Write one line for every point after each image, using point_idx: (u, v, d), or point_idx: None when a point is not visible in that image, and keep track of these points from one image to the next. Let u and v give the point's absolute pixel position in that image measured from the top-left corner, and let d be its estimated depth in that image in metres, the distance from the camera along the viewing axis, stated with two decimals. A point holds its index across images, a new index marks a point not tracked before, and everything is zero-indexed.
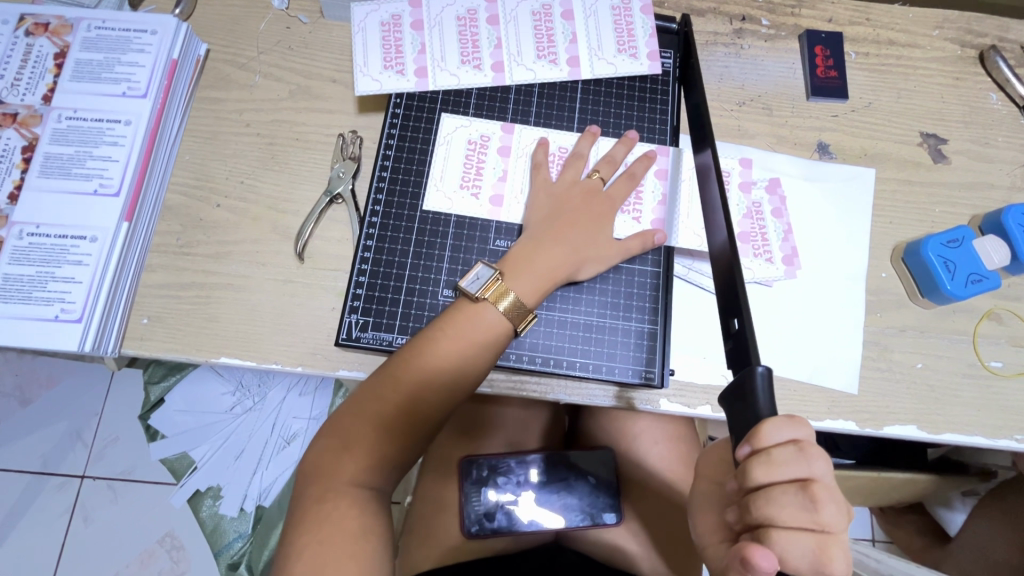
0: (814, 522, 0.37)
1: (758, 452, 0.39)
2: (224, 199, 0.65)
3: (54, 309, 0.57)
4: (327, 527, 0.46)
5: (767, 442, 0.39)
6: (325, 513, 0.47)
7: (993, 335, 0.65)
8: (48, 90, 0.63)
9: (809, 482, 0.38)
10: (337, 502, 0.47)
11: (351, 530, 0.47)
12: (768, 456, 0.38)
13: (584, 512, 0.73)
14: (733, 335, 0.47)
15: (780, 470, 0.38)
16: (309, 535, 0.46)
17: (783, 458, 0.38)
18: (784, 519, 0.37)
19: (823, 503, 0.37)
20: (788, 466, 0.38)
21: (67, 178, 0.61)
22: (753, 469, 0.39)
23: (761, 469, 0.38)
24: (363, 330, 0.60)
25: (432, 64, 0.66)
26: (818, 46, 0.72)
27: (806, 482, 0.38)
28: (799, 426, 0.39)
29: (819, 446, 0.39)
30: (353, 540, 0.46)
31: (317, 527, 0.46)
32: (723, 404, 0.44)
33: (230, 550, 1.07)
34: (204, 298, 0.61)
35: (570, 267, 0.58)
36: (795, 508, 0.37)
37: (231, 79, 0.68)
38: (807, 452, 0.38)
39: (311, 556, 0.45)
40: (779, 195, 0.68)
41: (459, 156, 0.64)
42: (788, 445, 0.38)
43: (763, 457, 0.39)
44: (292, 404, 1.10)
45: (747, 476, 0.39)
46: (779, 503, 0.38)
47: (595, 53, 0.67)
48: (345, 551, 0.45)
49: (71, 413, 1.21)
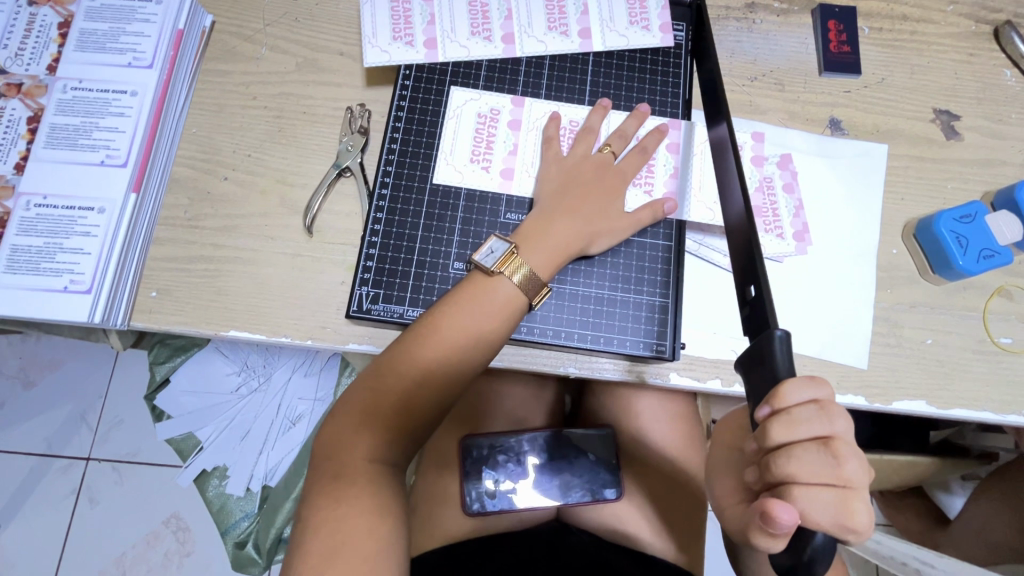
0: (836, 477, 0.38)
1: (777, 412, 0.39)
2: (231, 172, 0.64)
3: (63, 281, 0.57)
4: (344, 501, 0.46)
5: (786, 403, 0.39)
6: (342, 489, 0.47)
7: (1003, 311, 0.65)
8: (53, 61, 0.62)
9: (829, 439, 0.38)
10: (354, 478, 0.48)
11: (368, 505, 0.47)
12: (790, 415, 0.39)
13: (585, 489, 0.74)
14: (750, 303, 0.47)
15: (802, 428, 0.38)
16: (325, 509, 0.46)
17: (805, 416, 0.39)
18: (805, 476, 0.38)
19: (844, 459, 0.38)
20: (809, 424, 0.39)
21: (73, 149, 0.61)
22: (774, 428, 0.39)
23: (782, 428, 0.39)
24: (374, 302, 0.60)
25: (441, 35, 0.65)
26: (831, 21, 0.72)
27: (827, 439, 0.39)
28: (820, 386, 0.39)
29: (840, 405, 0.40)
30: (370, 514, 0.46)
31: (334, 502, 0.46)
32: (740, 371, 0.44)
33: (236, 530, 1.07)
34: (212, 271, 0.61)
35: (583, 240, 0.58)
36: (816, 464, 0.38)
37: (238, 52, 0.67)
38: (826, 410, 0.39)
39: (328, 530, 0.45)
40: (791, 170, 0.67)
41: (469, 129, 0.64)
42: (809, 404, 0.39)
43: (784, 416, 0.39)
44: (297, 385, 1.10)
45: (768, 436, 0.39)
46: (801, 459, 0.38)
47: (607, 25, 0.66)
48: (361, 525, 0.45)
49: (76, 395, 1.21)
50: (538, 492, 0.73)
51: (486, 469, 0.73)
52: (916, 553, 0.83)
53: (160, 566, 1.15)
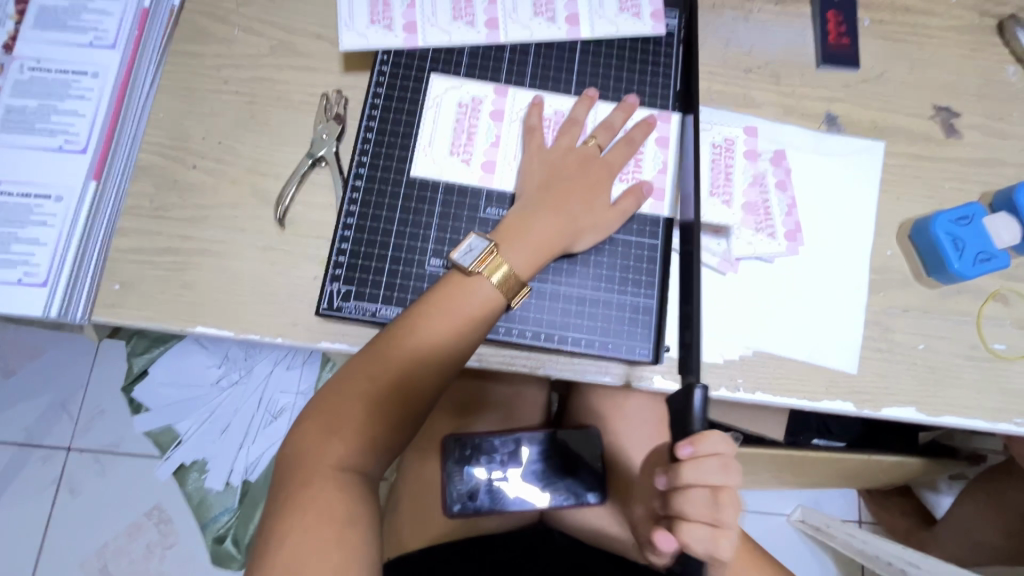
0: (713, 518, 0.47)
1: (693, 458, 0.47)
2: (200, 160, 0.61)
3: (18, 273, 0.55)
4: (311, 506, 0.44)
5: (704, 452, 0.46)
6: (309, 498, 0.44)
7: (998, 316, 0.63)
8: (10, 39, 0.59)
9: (720, 490, 0.47)
10: (323, 486, 0.45)
11: (337, 514, 0.44)
12: (700, 463, 0.47)
13: (568, 492, 0.72)
14: (686, 345, 0.55)
15: (707, 476, 0.47)
16: (289, 519, 0.44)
17: (710, 467, 0.47)
18: (693, 513, 0.47)
19: (724, 505, 0.47)
20: (713, 474, 0.47)
21: (31, 134, 0.58)
22: (685, 471, 0.47)
23: (690, 472, 0.47)
24: (346, 299, 0.57)
25: (422, 19, 0.62)
26: (830, 11, 0.69)
27: (717, 488, 0.47)
28: (727, 445, 0.48)
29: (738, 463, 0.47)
30: (338, 524, 0.44)
31: (300, 511, 0.44)
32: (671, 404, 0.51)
33: (216, 524, 1.06)
34: (179, 265, 0.58)
35: (566, 237, 0.56)
36: (701, 502, 0.47)
37: (208, 33, 0.64)
38: (726, 467, 0.47)
39: (294, 542, 0.43)
40: (785, 167, 0.65)
41: (449, 119, 0.61)
42: (715, 457, 0.47)
43: (693, 463, 0.47)
44: (279, 378, 1.07)
45: (679, 475, 0.47)
46: (694, 496, 0.47)
47: (596, 11, 0.63)
48: (329, 537, 0.43)
49: (53, 384, 1.19)
50: (520, 492, 0.71)
51: (468, 467, 0.71)
52: (902, 558, 0.82)
53: (140, 560, 1.13)
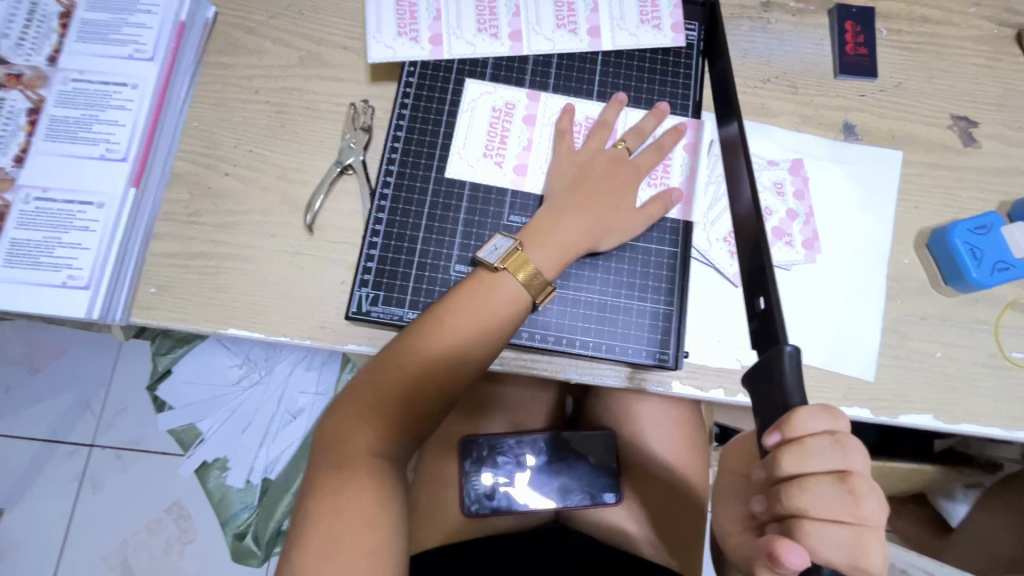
0: (853, 515, 0.37)
1: (789, 441, 0.39)
2: (232, 167, 0.63)
3: (62, 276, 0.57)
4: (345, 496, 0.46)
5: (799, 432, 0.38)
6: (343, 484, 0.46)
7: (1016, 325, 0.64)
8: (54, 51, 0.62)
9: (847, 473, 0.38)
10: (356, 473, 0.47)
11: (371, 501, 0.46)
12: (801, 446, 0.38)
13: (584, 492, 0.73)
14: (758, 315, 0.47)
15: (813, 461, 0.38)
16: (325, 503, 0.46)
17: (818, 448, 0.38)
18: (819, 511, 0.37)
19: (863, 497, 0.37)
20: (821, 456, 0.38)
21: (73, 142, 0.60)
22: (785, 458, 0.39)
23: (793, 458, 0.38)
24: (373, 304, 0.59)
25: (447, 31, 0.64)
26: (848, 22, 0.69)
27: (844, 473, 0.38)
28: (835, 417, 0.39)
29: (856, 438, 0.39)
30: (371, 510, 0.46)
31: (335, 497, 0.46)
32: (745, 386, 0.43)
33: (236, 521, 1.08)
34: (212, 269, 0.60)
35: (593, 236, 0.57)
36: (831, 499, 0.37)
37: (241, 44, 0.66)
38: (842, 443, 0.38)
39: (330, 526, 0.44)
40: (802, 176, 0.66)
41: (483, 124, 0.63)
42: (823, 435, 0.38)
43: (796, 446, 0.38)
44: (298, 379, 1.10)
45: (778, 465, 0.39)
46: (814, 493, 0.38)
47: (617, 23, 0.65)
48: (363, 521, 0.45)
49: (79, 382, 1.22)
50: (535, 491, 0.72)
51: (484, 468, 0.73)
52: (916, 564, 0.82)
53: (161, 555, 1.16)
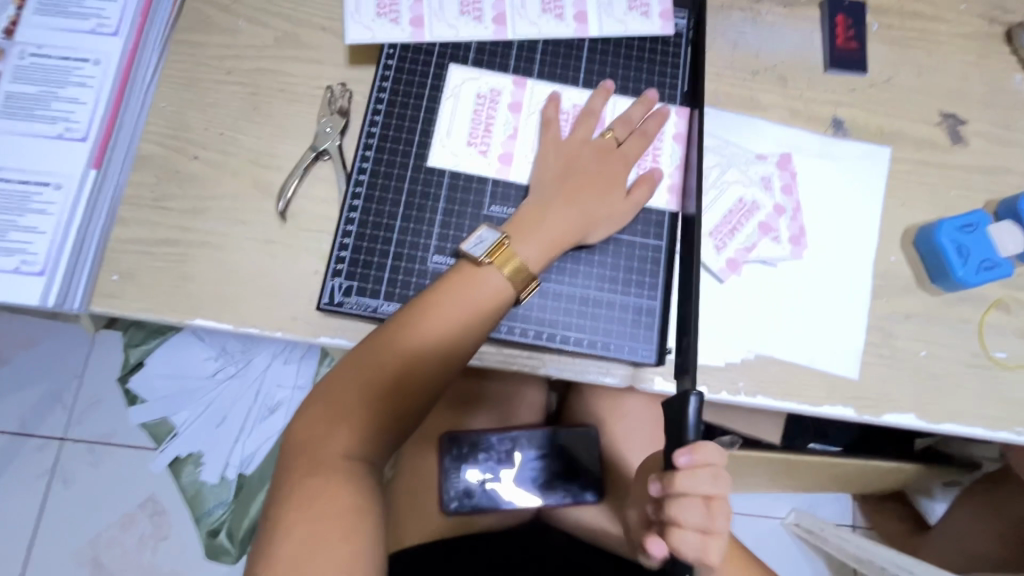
0: (706, 527, 0.46)
1: (682, 467, 0.44)
2: (201, 151, 0.60)
3: (15, 261, 0.54)
4: (319, 504, 0.43)
5: (694, 462, 0.43)
6: (317, 489, 0.44)
7: (1001, 325, 0.63)
8: (11, 24, 0.58)
9: (712, 498, 0.45)
10: (331, 477, 0.45)
11: (345, 506, 0.44)
12: (690, 472, 0.44)
13: (566, 491, 0.72)
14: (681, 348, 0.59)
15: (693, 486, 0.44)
16: (297, 510, 0.43)
17: (699, 476, 0.44)
18: (685, 523, 0.45)
19: (716, 514, 0.46)
20: (701, 482, 0.44)
21: (30, 120, 0.57)
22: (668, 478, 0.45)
23: (676, 479, 0.45)
24: (347, 295, 0.57)
25: (428, 14, 0.61)
26: (839, 15, 0.68)
27: (711, 498, 0.45)
28: (718, 451, 0.45)
29: (727, 472, 0.45)
30: (345, 515, 0.43)
31: (308, 503, 0.43)
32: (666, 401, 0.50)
33: (211, 517, 1.06)
34: (179, 256, 0.58)
35: (580, 229, 0.56)
36: (695, 513, 0.45)
37: (213, 22, 0.63)
38: (717, 474, 0.45)
39: (303, 534, 0.42)
40: (790, 171, 0.65)
41: (467, 111, 0.61)
42: (706, 467, 0.44)
43: (688, 470, 0.44)
44: (277, 372, 1.06)
45: (668, 483, 0.45)
46: (684, 506, 0.45)
47: (604, 10, 0.63)
48: (337, 529, 0.43)
49: (48, 373, 1.18)
50: (519, 490, 0.70)
51: (465, 465, 0.71)
52: (896, 561, 0.82)
53: (132, 552, 1.12)
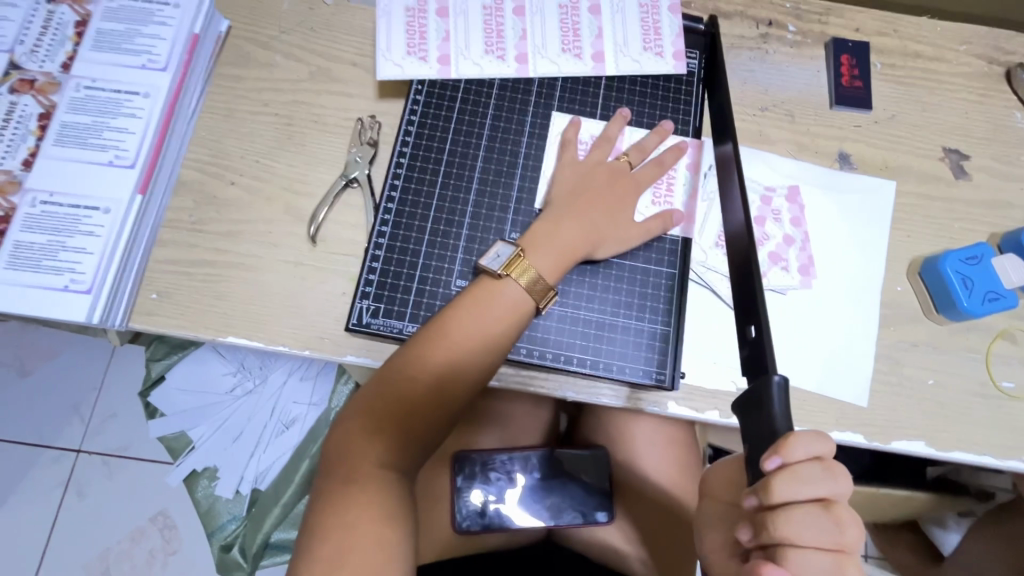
0: (835, 542, 0.39)
1: (784, 466, 0.39)
2: (238, 177, 0.64)
3: (63, 279, 0.57)
4: (351, 512, 0.45)
5: (793, 457, 0.39)
6: (352, 498, 0.46)
7: (1007, 354, 0.65)
8: (68, 59, 0.63)
9: (831, 501, 0.39)
10: (365, 485, 0.46)
11: (378, 514, 0.45)
12: (794, 472, 0.39)
13: (576, 512, 0.72)
14: (750, 343, 0.48)
15: (806, 487, 0.39)
16: (333, 516, 0.45)
17: (810, 474, 0.39)
18: (804, 538, 0.38)
19: (844, 524, 0.39)
20: (814, 483, 0.39)
21: (83, 148, 0.61)
22: (779, 484, 0.39)
23: (787, 485, 0.39)
24: (374, 316, 0.59)
25: (455, 52, 0.65)
26: (844, 55, 0.72)
27: (827, 501, 0.39)
28: (824, 441, 0.40)
29: (842, 464, 0.40)
30: (379, 525, 0.45)
31: (341, 511, 0.45)
32: (734, 410, 0.45)
33: (223, 532, 1.06)
34: (214, 276, 0.61)
35: (589, 244, 0.58)
36: (816, 527, 0.38)
37: (252, 58, 0.68)
38: (830, 468, 0.40)
39: (338, 537, 0.44)
40: (799, 204, 0.67)
41: (522, 149, 0.65)
42: (814, 460, 0.39)
43: (789, 471, 0.39)
44: (293, 389, 1.09)
45: (772, 492, 0.39)
46: (801, 522, 0.38)
47: (621, 50, 0.67)
48: (371, 536, 0.44)
49: (71, 386, 1.21)
50: (526, 511, 0.71)
51: (475, 484, 0.72)
52: None
53: (144, 565, 1.13)
